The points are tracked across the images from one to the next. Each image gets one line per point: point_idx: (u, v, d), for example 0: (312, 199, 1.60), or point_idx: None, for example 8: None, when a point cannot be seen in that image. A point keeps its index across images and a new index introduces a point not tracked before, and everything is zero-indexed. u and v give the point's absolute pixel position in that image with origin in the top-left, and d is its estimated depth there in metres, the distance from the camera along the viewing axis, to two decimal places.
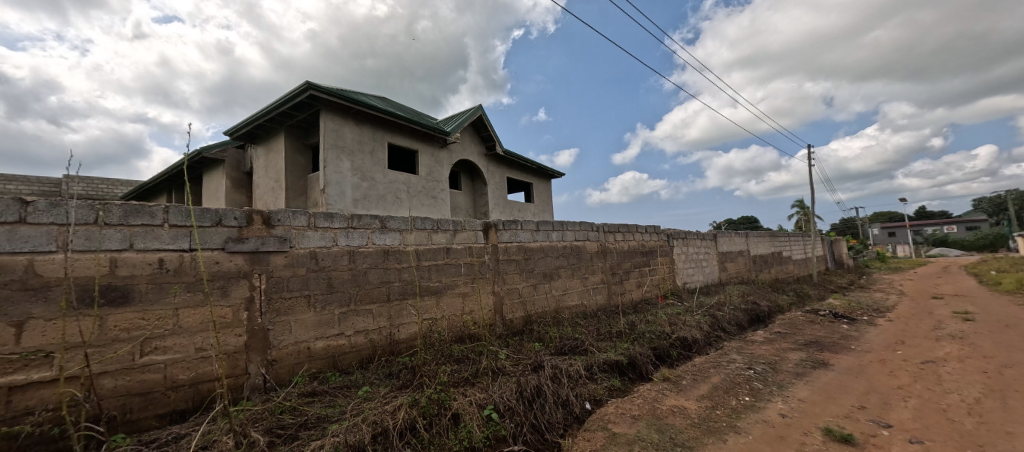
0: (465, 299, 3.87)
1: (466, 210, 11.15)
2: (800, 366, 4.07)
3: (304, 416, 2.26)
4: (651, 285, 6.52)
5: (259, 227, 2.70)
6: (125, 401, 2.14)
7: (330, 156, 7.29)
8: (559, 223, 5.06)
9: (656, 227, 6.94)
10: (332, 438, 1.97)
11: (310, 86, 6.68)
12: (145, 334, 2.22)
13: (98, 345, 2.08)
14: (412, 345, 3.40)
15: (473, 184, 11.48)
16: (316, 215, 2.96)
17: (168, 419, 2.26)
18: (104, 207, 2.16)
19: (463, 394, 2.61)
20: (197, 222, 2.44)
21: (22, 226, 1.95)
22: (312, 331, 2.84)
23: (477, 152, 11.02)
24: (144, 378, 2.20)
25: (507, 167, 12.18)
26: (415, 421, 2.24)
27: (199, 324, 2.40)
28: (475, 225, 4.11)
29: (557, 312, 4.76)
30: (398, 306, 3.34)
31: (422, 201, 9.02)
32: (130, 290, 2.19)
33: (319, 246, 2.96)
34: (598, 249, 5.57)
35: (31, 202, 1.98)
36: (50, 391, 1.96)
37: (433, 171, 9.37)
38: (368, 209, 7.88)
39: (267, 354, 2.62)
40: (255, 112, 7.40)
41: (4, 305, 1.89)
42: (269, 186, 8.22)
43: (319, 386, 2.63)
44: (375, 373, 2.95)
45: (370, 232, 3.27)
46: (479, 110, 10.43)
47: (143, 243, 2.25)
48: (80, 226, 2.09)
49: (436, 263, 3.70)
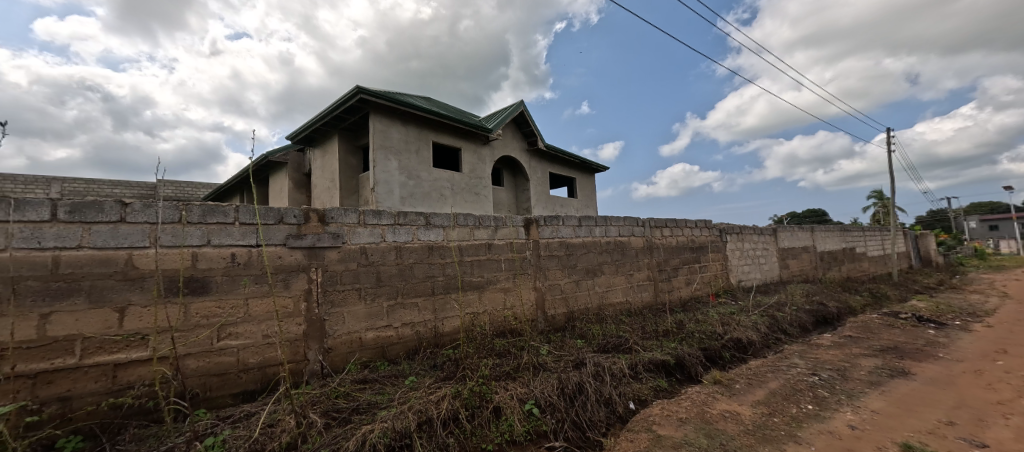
0: (507, 294, 3.91)
1: (508, 206, 11.23)
2: (874, 374, 3.69)
3: (356, 402, 2.40)
4: (702, 282, 6.20)
5: (315, 225, 2.89)
6: (206, 380, 2.40)
7: (379, 156, 7.65)
8: (602, 219, 4.95)
9: (708, 222, 6.57)
10: (381, 424, 2.07)
11: (359, 90, 7.03)
12: (221, 321, 2.47)
13: (184, 329, 2.35)
14: (455, 338, 3.49)
15: (516, 181, 11.52)
16: (366, 213, 3.12)
17: (241, 398, 2.50)
18: (186, 207, 2.42)
19: (505, 388, 2.64)
20: (262, 220, 2.67)
21: (122, 224, 2.24)
22: (363, 322, 3.01)
23: (519, 148, 11.04)
24: (221, 360, 2.45)
25: (549, 162, 12.09)
26: (458, 411, 2.30)
27: (265, 313, 2.63)
28: (517, 221, 4.13)
29: (600, 309, 4.68)
30: (442, 300, 3.45)
31: (466, 197, 9.22)
32: (208, 282, 2.45)
33: (368, 242, 3.12)
34: (643, 246, 5.38)
35: (128, 203, 2.27)
36: (146, 369, 2.24)
37: (475, 168, 9.52)
38: (415, 206, 8.19)
39: (323, 342, 2.82)
40: (312, 117, 7.93)
41: (110, 292, 2.18)
42: (325, 186, 8.79)
43: (370, 374, 2.79)
44: (420, 364, 3.07)
45: (415, 229, 3.40)
46: (520, 105, 10.42)
47: (219, 239, 2.51)
48: (167, 225, 2.36)
49: (479, 258, 3.76)
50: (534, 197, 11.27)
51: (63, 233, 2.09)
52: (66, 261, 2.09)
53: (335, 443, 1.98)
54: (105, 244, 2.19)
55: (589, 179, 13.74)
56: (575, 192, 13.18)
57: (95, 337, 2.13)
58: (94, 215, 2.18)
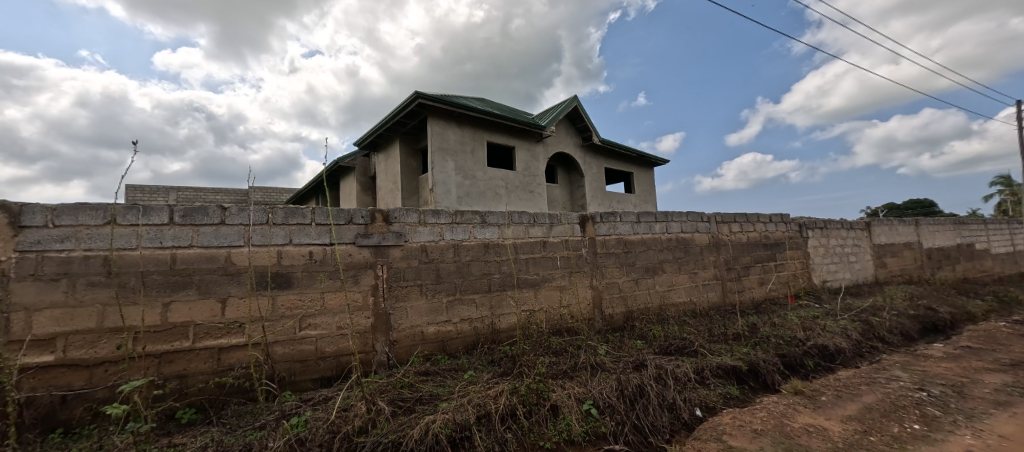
0: (563, 292, 3.88)
1: (563, 203, 11.12)
2: (1003, 393, 3.11)
3: (420, 393, 2.52)
4: (779, 283, 5.66)
5: (380, 224, 3.09)
6: (290, 365, 2.66)
7: (437, 157, 7.95)
8: (662, 215, 4.71)
9: (785, 217, 5.98)
10: (443, 415, 2.16)
11: (418, 95, 7.35)
12: (302, 313, 2.73)
13: (272, 319, 2.63)
14: (512, 335, 3.53)
15: (570, 178, 11.37)
16: (425, 212, 3.27)
17: (320, 383, 2.74)
18: (272, 210, 2.71)
19: (562, 386, 2.62)
20: (334, 221, 2.90)
21: (222, 226, 2.56)
22: (424, 317, 3.15)
23: (573, 144, 10.87)
24: (302, 348, 2.71)
25: (604, 158, 11.76)
26: (516, 407, 2.33)
27: (339, 306, 2.86)
28: (572, 218, 4.08)
29: (662, 309, 4.46)
30: (498, 297, 3.51)
31: (521, 195, 9.29)
32: (291, 277, 2.72)
33: (429, 241, 3.26)
34: (709, 243, 5.04)
35: (227, 208, 2.59)
36: (243, 353, 2.54)
37: (529, 166, 9.54)
38: (471, 205, 8.42)
39: (389, 335, 2.99)
40: (376, 123, 8.46)
41: (215, 285, 2.51)
42: (389, 188, 9.34)
43: (432, 367, 2.91)
44: (479, 359, 3.15)
45: (472, 227, 3.49)
46: (574, 100, 10.25)
47: (299, 239, 2.77)
48: (257, 226, 2.66)
49: (534, 256, 3.77)
50: (589, 193, 11.04)
51: (179, 234, 2.44)
52: (180, 258, 2.44)
53: (401, 430, 2.09)
54: (209, 243, 2.51)
55: (647, 174, 13.16)
56: (633, 187, 12.70)
57: (204, 324, 2.45)
58: (201, 218, 2.51)
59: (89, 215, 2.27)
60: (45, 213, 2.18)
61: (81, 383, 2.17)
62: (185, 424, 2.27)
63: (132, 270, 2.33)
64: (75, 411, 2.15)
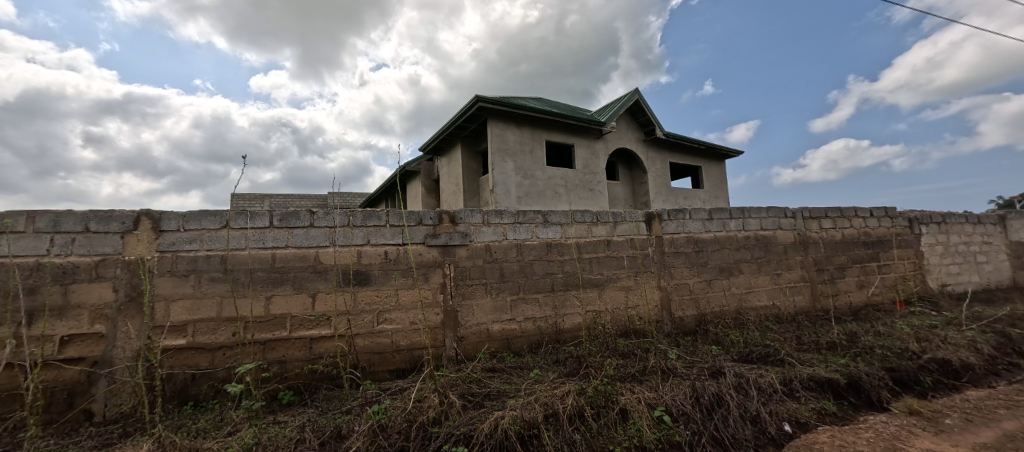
0: (629, 293, 3.75)
1: (625, 201, 10.74)
2: None
3: (488, 389, 2.59)
4: (883, 286, 4.95)
5: (447, 225, 3.23)
6: (370, 356, 2.88)
7: (497, 158, 8.10)
8: (738, 211, 4.35)
9: (890, 211, 5.22)
10: (511, 413, 2.19)
11: (478, 98, 7.56)
12: (380, 308, 2.94)
13: (354, 313, 2.87)
14: (577, 335, 3.49)
15: (632, 174, 10.95)
16: (489, 213, 3.35)
17: (395, 374, 2.93)
18: (352, 213, 2.96)
19: (631, 390, 2.54)
20: (406, 222, 3.08)
21: (311, 228, 2.85)
22: (490, 315, 3.23)
23: (635, 138, 10.45)
24: (380, 341, 2.91)
25: (669, 152, 11.16)
26: (584, 409, 2.30)
27: (411, 302, 3.03)
28: (637, 216, 3.92)
29: (739, 313, 4.12)
30: (562, 296, 3.49)
31: (581, 194, 9.14)
32: (368, 274, 2.95)
33: (493, 240, 3.34)
34: (795, 242, 4.56)
35: (315, 212, 2.87)
36: (330, 343, 2.80)
37: (589, 163, 9.36)
38: (531, 204, 8.46)
39: (457, 331, 3.12)
40: (439, 128, 8.84)
41: (307, 282, 2.79)
42: (452, 190, 9.71)
43: (498, 364, 2.98)
44: (544, 358, 3.16)
45: (534, 227, 3.51)
46: (635, 93, 9.86)
47: (376, 239, 2.99)
48: (340, 228, 2.92)
49: (598, 255, 3.69)
50: (653, 190, 10.55)
51: (277, 236, 2.76)
52: (278, 257, 2.75)
53: (472, 423, 2.17)
54: (301, 244, 2.81)
55: (718, 168, 12.25)
56: (701, 182, 11.90)
57: (299, 316, 2.75)
58: (295, 221, 2.82)
59: (209, 220, 2.65)
60: (177, 219, 2.59)
61: (205, 363, 2.54)
62: (285, 404, 2.56)
63: (242, 268, 2.68)
64: (201, 387, 2.52)
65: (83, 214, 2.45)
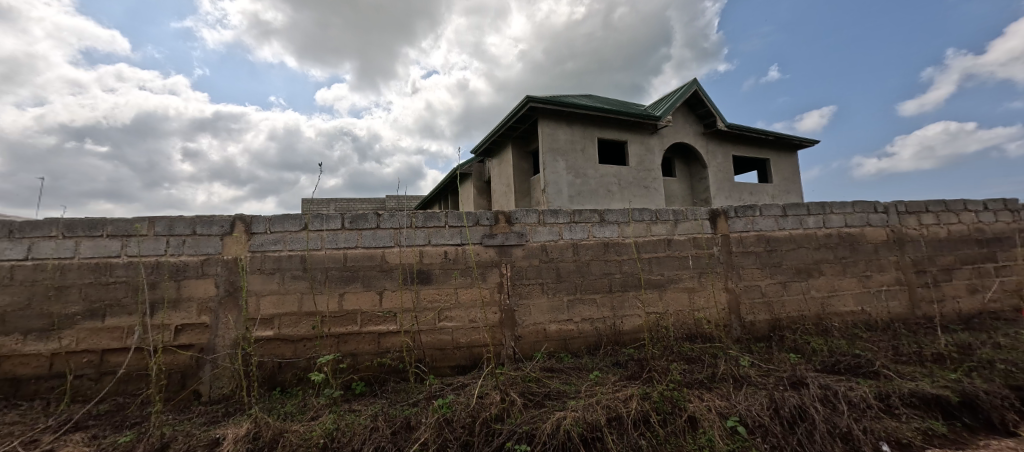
0: (693, 295, 3.55)
1: (683, 198, 10.21)
2: None
3: (548, 388, 2.59)
4: (1002, 291, 4.25)
5: (503, 225, 3.27)
6: (433, 352, 3.00)
7: (548, 158, 8.08)
8: (817, 206, 3.96)
9: (1010, 203, 4.47)
10: (573, 414, 2.17)
11: (529, 98, 7.59)
12: (441, 306, 3.05)
13: (418, 310, 3.01)
14: (637, 337, 3.38)
15: (690, 169, 10.38)
16: (545, 212, 3.34)
17: (457, 370, 3.02)
18: (414, 215, 3.10)
19: (700, 398, 2.40)
20: (465, 223, 3.17)
21: (378, 229, 3.03)
22: (547, 315, 3.23)
23: (693, 132, 9.90)
24: (442, 337, 3.02)
25: (732, 145, 10.44)
26: (649, 414, 2.22)
27: (470, 301, 3.11)
28: (701, 213, 3.71)
29: (821, 318, 3.74)
30: (620, 298, 3.39)
31: (636, 191, 8.85)
32: (430, 274, 3.07)
33: (548, 240, 3.33)
34: (888, 240, 4.06)
35: (381, 214, 3.05)
36: (396, 339, 2.95)
37: (644, 160, 9.02)
38: (584, 204, 8.32)
39: (514, 330, 3.15)
40: (490, 130, 8.99)
41: (375, 280, 2.97)
42: (503, 190, 9.84)
43: (557, 365, 2.97)
44: (603, 360, 3.09)
45: (590, 226, 3.44)
46: (693, 84, 9.35)
47: (436, 240, 3.11)
48: (403, 229, 3.07)
49: (658, 255, 3.53)
50: (715, 186, 9.93)
51: (348, 237, 2.97)
52: (349, 257, 2.95)
53: (534, 422, 2.18)
54: (369, 244, 2.99)
55: (788, 160, 11.24)
56: (769, 176, 10.99)
57: (368, 312, 2.93)
58: (363, 223, 3.01)
59: (291, 223, 2.91)
60: (265, 222, 2.88)
61: (289, 354, 2.80)
62: (358, 394, 2.74)
63: (319, 266, 2.91)
64: (287, 375, 2.77)
65: (191, 219, 2.80)
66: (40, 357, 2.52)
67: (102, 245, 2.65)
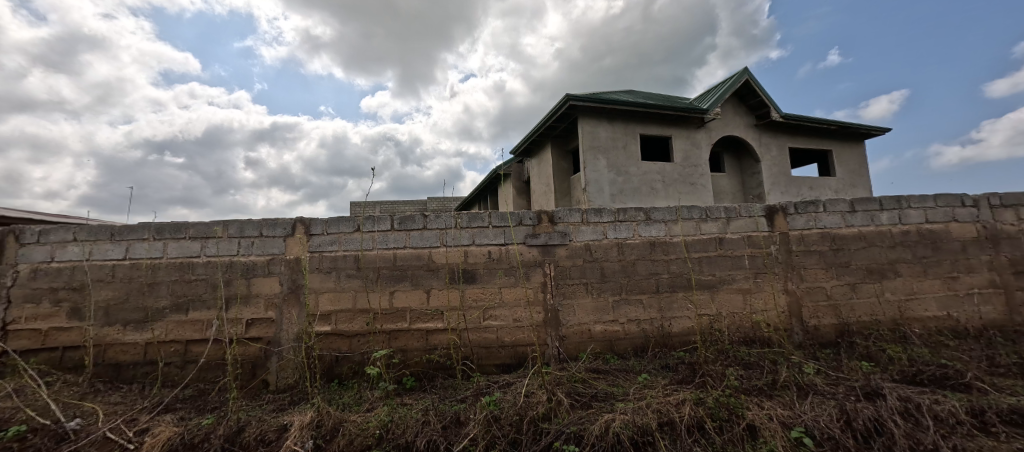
0: (748, 297, 3.36)
1: (733, 194, 9.67)
2: None
3: (595, 390, 2.55)
4: None
5: (546, 225, 3.26)
6: (479, 350, 3.05)
7: (589, 156, 7.96)
8: (892, 200, 3.60)
9: None
10: (622, 416, 2.13)
11: (569, 97, 7.51)
12: (486, 305, 3.10)
13: (464, 309, 3.08)
14: (687, 340, 3.25)
15: (741, 164, 9.80)
16: (588, 212, 3.30)
17: (502, 368, 3.05)
18: (458, 216, 3.18)
19: (759, 405, 2.27)
20: (508, 223, 3.20)
21: (425, 230, 3.14)
22: (592, 315, 3.18)
23: (743, 124, 9.34)
24: (487, 336, 3.07)
25: (788, 136, 9.74)
26: (703, 420, 2.13)
27: (515, 300, 3.14)
28: (756, 209, 3.50)
29: (897, 324, 3.40)
30: (668, 298, 3.28)
31: (681, 188, 8.50)
32: (474, 273, 3.13)
33: (593, 239, 3.28)
34: (978, 237, 3.61)
35: (427, 215, 3.15)
36: (443, 336, 3.03)
37: (689, 155, 8.65)
38: (627, 202, 8.11)
39: (559, 330, 3.13)
40: (529, 131, 9.00)
41: (422, 279, 3.08)
42: (542, 190, 9.82)
43: (603, 366, 2.92)
44: (651, 363, 3.01)
45: (636, 225, 3.35)
46: (743, 73, 8.83)
47: (480, 240, 3.17)
48: (449, 229, 3.16)
49: (709, 255, 3.37)
50: (768, 181, 9.33)
51: (398, 238, 3.10)
52: (398, 256, 3.08)
53: (582, 423, 2.15)
54: (417, 245, 3.10)
55: (853, 151, 10.32)
56: (831, 170, 10.15)
57: (417, 310, 3.03)
58: (411, 224, 3.13)
59: (345, 225, 3.08)
60: (322, 224, 3.07)
61: (345, 348, 2.96)
62: (409, 388, 2.85)
63: (371, 266, 3.06)
64: (343, 368, 2.93)
65: (258, 222, 3.05)
66: (136, 346, 2.84)
67: (186, 246, 2.95)
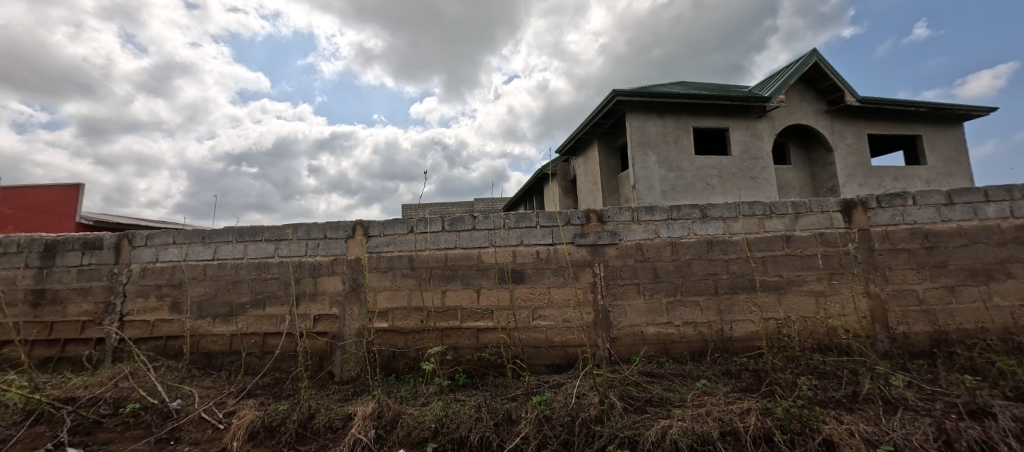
0: (821, 300, 3.07)
1: (800, 188, 8.89)
2: None
3: (649, 394, 2.47)
4: None
5: (595, 224, 3.20)
6: (528, 350, 3.07)
7: (638, 152, 7.70)
8: (1001, 190, 3.12)
9: None
10: (679, 423, 2.04)
11: (615, 92, 7.32)
12: (535, 305, 3.11)
13: (513, 309, 3.11)
14: (751, 345, 3.04)
15: (810, 154, 8.98)
16: (639, 210, 3.19)
17: (552, 368, 3.04)
18: (506, 216, 3.22)
19: (837, 419, 2.06)
20: (556, 222, 3.19)
21: (474, 230, 3.21)
22: (644, 317, 3.08)
23: (812, 111, 8.55)
24: (537, 336, 3.08)
25: (866, 122, 8.76)
26: (772, 432, 1.97)
27: (564, 300, 3.11)
28: (829, 204, 3.18)
29: (1009, 333, 2.95)
30: (728, 301, 3.09)
31: (741, 183, 7.95)
32: (523, 273, 3.15)
33: (644, 239, 3.17)
34: None
35: (476, 216, 3.22)
36: (493, 335, 3.08)
37: (749, 147, 8.08)
38: (680, 199, 7.74)
39: (609, 332, 3.06)
40: (575, 129, 8.88)
41: (473, 279, 3.15)
42: (589, 189, 9.66)
43: (657, 370, 2.81)
44: (710, 369, 2.85)
45: (691, 223, 3.19)
46: (810, 56, 8.09)
47: (529, 240, 3.18)
48: (498, 230, 3.21)
49: (774, 254, 3.13)
50: (843, 173, 8.46)
51: (449, 238, 3.20)
52: (450, 256, 3.18)
53: (636, 428, 2.09)
54: (467, 245, 3.19)
55: (948, 135, 9.08)
56: (920, 157, 8.99)
57: (468, 309, 3.11)
58: (461, 225, 3.21)
59: (400, 226, 3.23)
60: (379, 226, 3.25)
61: (402, 344, 3.11)
62: (462, 385, 2.94)
63: (424, 265, 3.18)
64: (400, 363, 3.08)
65: (323, 225, 3.29)
66: (223, 337, 3.18)
67: (263, 248, 3.25)
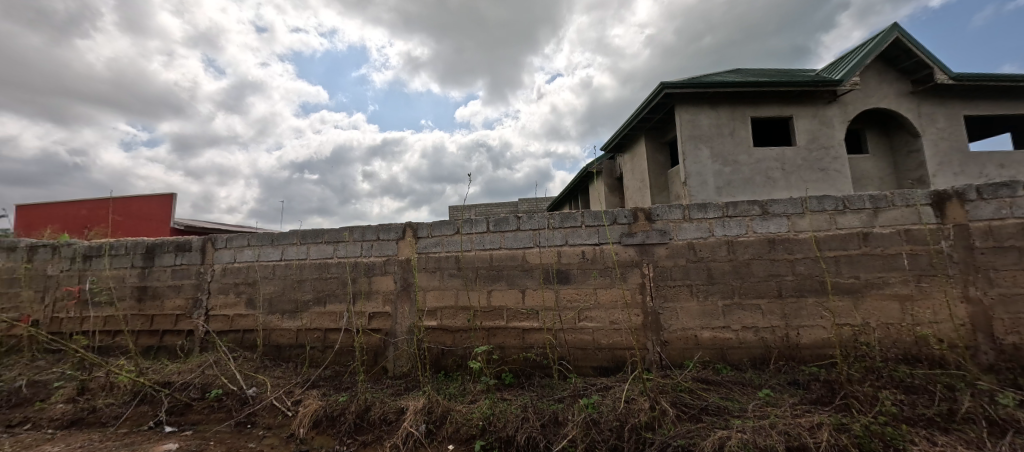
0: (907, 305, 2.74)
1: (880, 179, 7.98)
2: None
3: (705, 401, 2.34)
4: None
5: (643, 223, 3.09)
6: (575, 351, 3.03)
7: (689, 147, 7.32)
8: None
9: None
10: (739, 434, 1.92)
11: (664, 85, 7.02)
12: (581, 306, 3.06)
13: (559, 309, 3.08)
14: (821, 353, 2.78)
15: (891, 142, 8.03)
16: (691, 208, 3.03)
17: (599, 371, 2.98)
18: (551, 217, 3.20)
19: (929, 440, 1.83)
20: (602, 221, 3.11)
21: (519, 231, 3.22)
22: (698, 320, 2.92)
23: (893, 93, 7.64)
24: (583, 337, 3.03)
25: (962, 102, 7.68)
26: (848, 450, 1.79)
27: (611, 302, 3.04)
28: (915, 196, 2.83)
29: None
30: (794, 304, 2.84)
31: (807, 176, 7.29)
32: (569, 274, 3.11)
33: (697, 238, 3.01)
34: None
35: (521, 216, 3.23)
36: (539, 335, 3.08)
37: (817, 136, 7.39)
38: (736, 195, 7.27)
39: (660, 335, 2.94)
40: (621, 125, 8.63)
41: (518, 279, 3.16)
42: (637, 187, 9.34)
43: (713, 376, 2.66)
44: (773, 378, 2.65)
45: (750, 220, 2.98)
46: (890, 31, 7.24)
47: (574, 240, 3.14)
48: (542, 230, 3.20)
49: (849, 253, 2.84)
50: (933, 161, 7.49)
51: (494, 239, 3.24)
52: (495, 257, 3.22)
53: (690, 437, 1.99)
54: (512, 245, 3.21)
55: None
56: None
57: (514, 309, 3.14)
58: (505, 225, 3.24)
59: (447, 227, 3.33)
60: (427, 228, 3.36)
61: (450, 342, 3.19)
62: (508, 384, 2.97)
63: (470, 265, 3.25)
64: (449, 361, 3.17)
65: (375, 227, 3.47)
66: (290, 331, 3.46)
67: (323, 249, 3.50)
